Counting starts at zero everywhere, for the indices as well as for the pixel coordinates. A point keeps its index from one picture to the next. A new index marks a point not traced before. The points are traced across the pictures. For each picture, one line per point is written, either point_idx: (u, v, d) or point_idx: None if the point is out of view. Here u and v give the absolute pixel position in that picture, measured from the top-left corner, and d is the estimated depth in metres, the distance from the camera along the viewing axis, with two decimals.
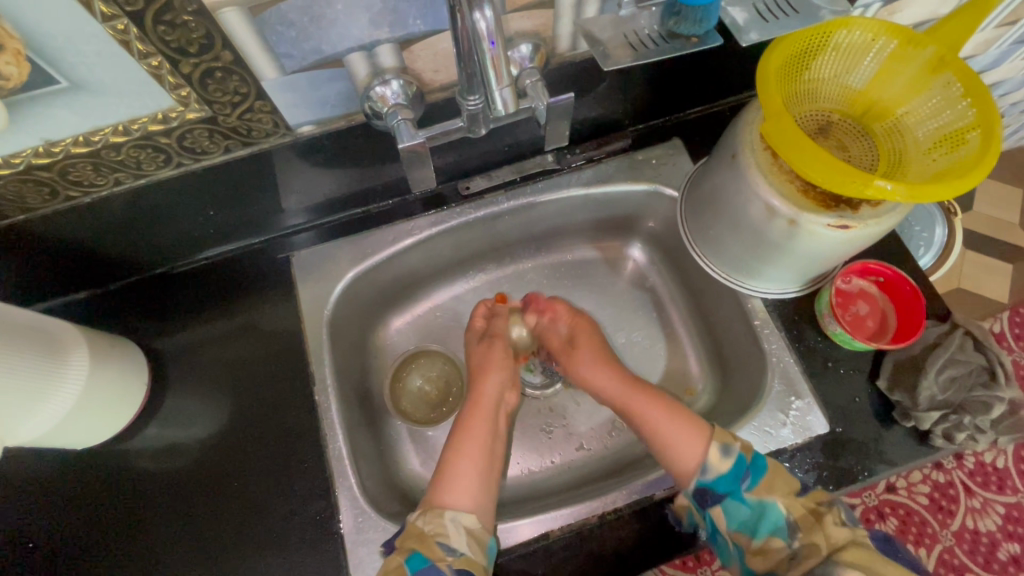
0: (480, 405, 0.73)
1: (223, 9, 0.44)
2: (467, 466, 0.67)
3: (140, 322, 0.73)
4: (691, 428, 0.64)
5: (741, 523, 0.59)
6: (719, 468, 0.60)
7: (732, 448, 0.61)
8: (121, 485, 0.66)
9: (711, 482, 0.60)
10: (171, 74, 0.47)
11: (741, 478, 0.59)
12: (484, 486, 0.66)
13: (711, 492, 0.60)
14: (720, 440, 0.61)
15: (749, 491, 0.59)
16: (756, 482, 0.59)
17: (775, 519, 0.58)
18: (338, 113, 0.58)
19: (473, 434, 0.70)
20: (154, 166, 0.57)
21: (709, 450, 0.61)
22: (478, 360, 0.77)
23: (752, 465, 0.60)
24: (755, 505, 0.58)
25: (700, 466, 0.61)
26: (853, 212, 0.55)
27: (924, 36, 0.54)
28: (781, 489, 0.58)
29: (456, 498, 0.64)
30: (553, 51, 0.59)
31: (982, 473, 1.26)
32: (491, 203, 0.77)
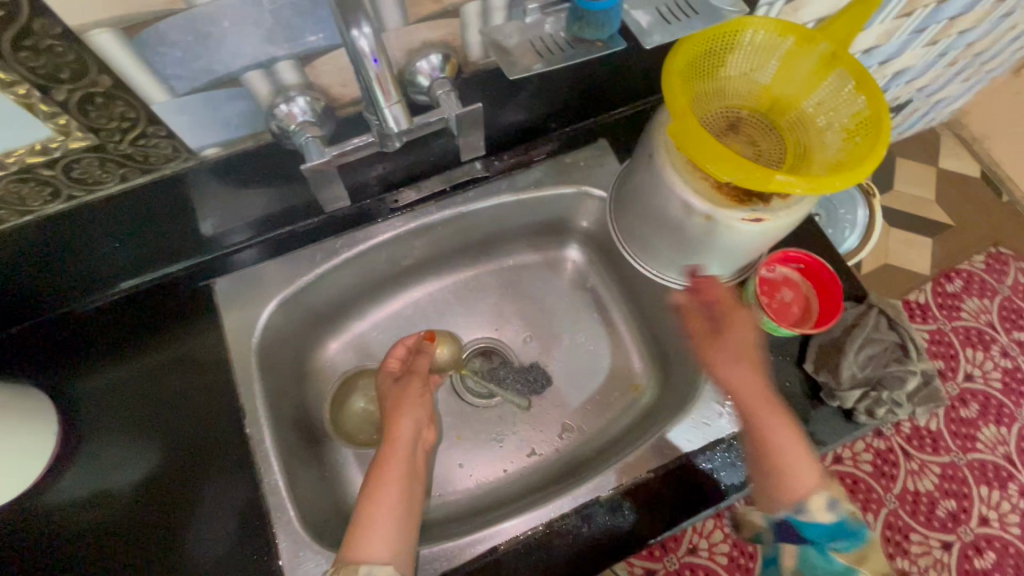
0: (394, 446, 0.66)
1: (94, 32, 0.41)
2: (384, 512, 0.60)
3: (47, 367, 0.67)
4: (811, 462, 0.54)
5: (811, 571, 0.52)
6: (819, 516, 0.51)
7: (840, 507, 0.52)
8: (32, 549, 0.61)
9: (801, 523, 0.52)
10: (43, 103, 0.44)
11: (834, 537, 0.51)
12: (404, 530, 0.59)
13: (796, 531, 0.52)
14: (830, 492, 0.52)
15: (838, 553, 0.51)
16: (850, 548, 0.51)
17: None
18: (243, 134, 0.56)
19: (390, 479, 0.63)
20: (41, 201, 0.53)
21: (816, 495, 0.52)
22: (392, 400, 0.72)
23: (852, 531, 0.51)
24: (840, 569, 0.51)
25: (802, 500, 0.52)
26: (765, 205, 0.57)
27: (816, 34, 0.56)
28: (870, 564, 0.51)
29: (373, 549, 0.56)
30: (466, 59, 0.57)
31: (918, 437, 1.33)
32: (422, 215, 0.76)
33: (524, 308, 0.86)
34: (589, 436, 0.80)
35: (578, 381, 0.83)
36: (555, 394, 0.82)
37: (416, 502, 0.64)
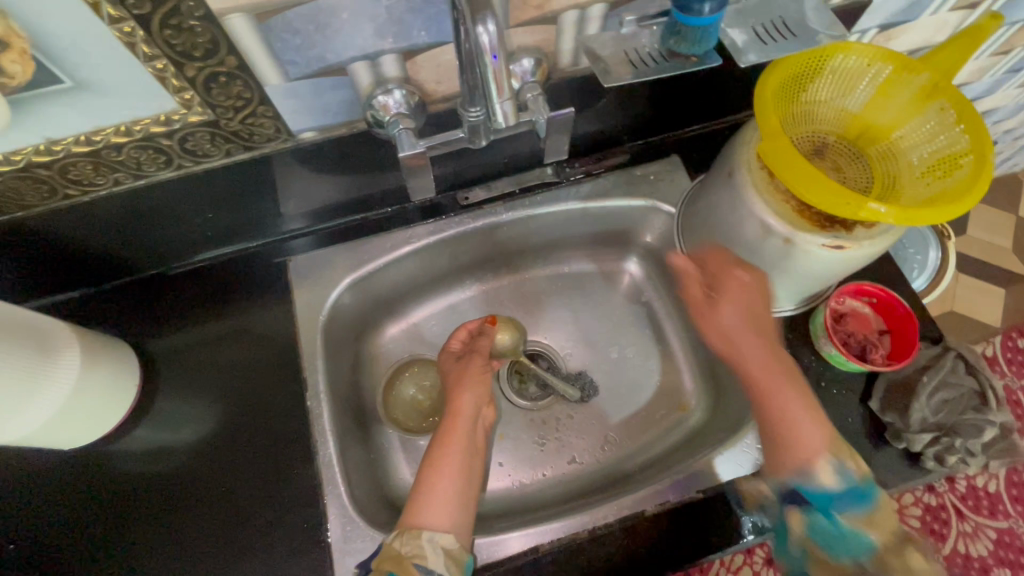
0: (456, 420, 0.70)
1: (230, 15, 0.44)
2: (445, 480, 0.64)
3: (131, 324, 0.72)
4: (812, 428, 0.55)
5: (822, 534, 0.52)
6: (824, 482, 0.53)
7: (846, 469, 0.53)
8: (108, 489, 0.65)
9: (808, 490, 0.53)
10: (174, 77, 0.48)
11: (840, 496, 0.52)
12: (462, 502, 0.63)
13: (802, 498, 0.54)
14: (838, 458, 0.54)
15: (845, 514, 0.51)
16: (859, 511, 0.51)
17: (862, 547, 0.50)
18: (339, 121, 0.59)
19: (450, 452, 0.67)
20: (154, 168, 0.57)
21: (822, 464, 0.53)
22: (454, 377, 0.75)
23: (856, 490, 0.52)
24: (846, 530, 0.51)
25: (807, 466, 0.54)
26: (847, 232, 0.56)
27: (917, 63, 0.56)
28: (882, 527, 0.51)
29: (433, 517, 0.60)
30: (555, 65, 0.60)
31: (973, 497, 1.25)
32: (490, 213, 0.78)
33: (577, 316, 0.86)
34: (632, 450, 0.79)
35: (625, 394, 0.82)
36: (601, 405, 0.82)
37: (474, 476, 0.67)
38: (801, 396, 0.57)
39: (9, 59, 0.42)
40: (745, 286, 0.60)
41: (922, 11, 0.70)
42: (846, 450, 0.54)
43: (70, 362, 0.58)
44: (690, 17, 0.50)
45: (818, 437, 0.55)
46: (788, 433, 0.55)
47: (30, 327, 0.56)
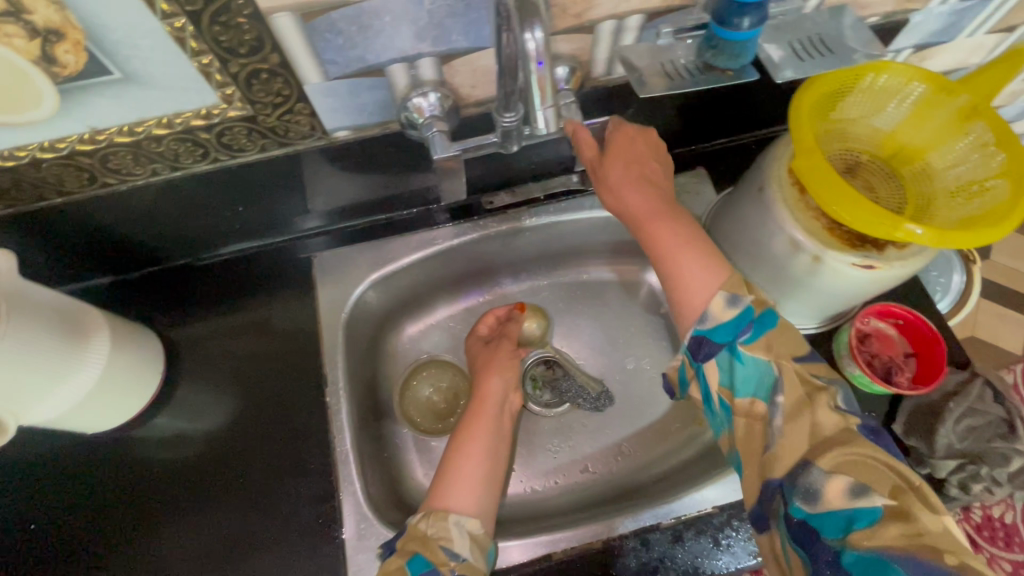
0: (483, 404, 0.72)
1: (277, 14, 0.45)
2: (472, 463, 0.66)
3: (157, 312, 0.73)
4: (701, 269, 0.55)
5: (731, 377, 0.52)
6: (719, 317, 0.52)
7: (741, 299, 0.51)
8: (127, 474, 0.66)
9: (708, 331, 0.52)
10: (218, 73, 0.49)
11: (740, 330, 0.51)
12: (487, 486, 0.65)
13: (708, 343, 0.53)
14: (728, 289, 0.52)
15: (744, 345, 0.50)
16: (756, 337, 0.50)
17: (765, 381, 0.50)
18: (374, 121, 0.59)
19: (477, 436, 0.69)
20: (191, 160, 0.58)
21: (714, 298, 0.52)
22: (482, 363, 0.77)
23: (757, 320, 0.51)
24: (748, 363, 0.50)
25: (699, 312, 0.53)
26: (879, 252, 0.55)
27: (957, 85, 0.55)
28: (780, 351, 0.50)
29: (460, 501, 0.63)
30: (589, 74, 0.60)
31: (989, 528, 1.22)
32: (514, 218, 0.78)
33: (595, 324, 0.86)
34: (645, 462, 0.79)
35: (639, 405, 0.82)
36: (616, 414, 0.81)
37: (501, 462, 0.69)
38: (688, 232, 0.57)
39: (63, 50, 0.43)
40: (635, 160, 0.62)
41: (959, 33, 0.69)
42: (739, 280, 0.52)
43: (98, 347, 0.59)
44: (729, 31, 0.50)
45: (709, 276, 0.54)
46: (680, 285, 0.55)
47: (62, 309, 0.57)
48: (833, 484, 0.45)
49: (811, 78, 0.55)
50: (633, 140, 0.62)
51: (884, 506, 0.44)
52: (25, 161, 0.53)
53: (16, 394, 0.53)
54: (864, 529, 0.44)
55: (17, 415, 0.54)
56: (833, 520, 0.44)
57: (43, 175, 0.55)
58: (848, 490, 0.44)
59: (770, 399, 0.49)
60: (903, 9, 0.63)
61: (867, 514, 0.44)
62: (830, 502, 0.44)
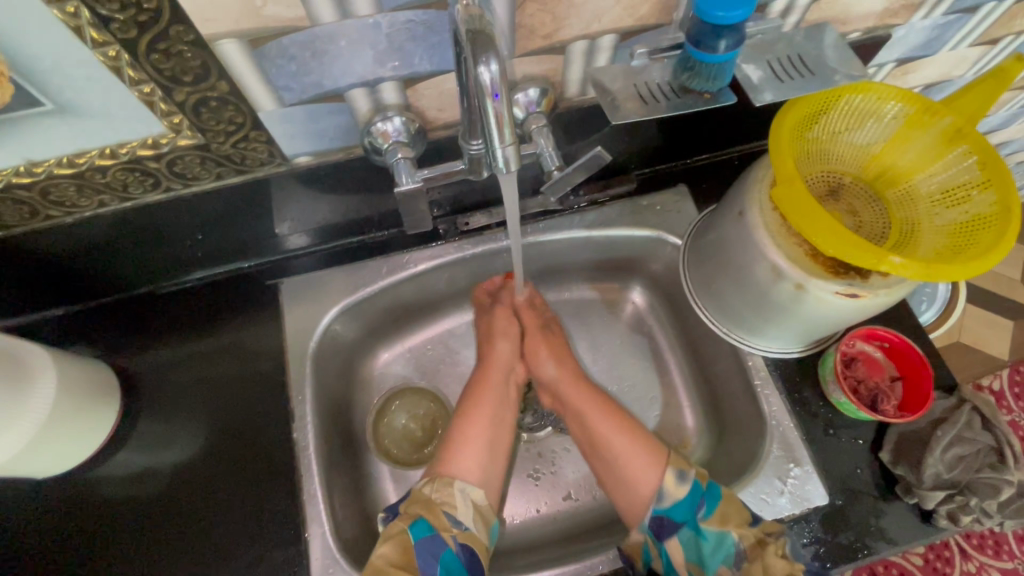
0: (490, 371, 0.72)
1: (221, 40, 0.42)
2: (477, 429, 0.66)
3: (114, 343, 0.69)
4: (646, 451, 0.64)
5: (697, 553, 0.57)
6: (674, 494, 0.60)
7: (688, 475, 0.60)
8: (83, 518, 0.63)
9: (666, 510, 0.60)
10: (163, 102, 0.45)
11: (696, 506, 0.58)
12: (491, 454, 0.66)
13: (668, 521, 0.59)
14: (675, 467, 0.61)
15: (704, 520, 0.57)
16: (711, 510, 0.57)
17: (726, 550, 0.56)
18: (336, 145, 0.56)
19: (484, 403, 0.69)
20: (142, 190, 0.55)
21: (664, 477, 0.61)
22: (485, 329, 0.76)
23: (706, 493, 0.59)
24: (710, 537, 0.57)
25: (655, 491, 0.61)
26: (862, 280, 0.53)
27: (941, 107, 0.54)
28: (734, 517, 0.56)
29: (466, 468, 0.63)
30: (562, 94, 0.58)
31: (978, 536, 1.21)
32: (490, 239, 0.75)
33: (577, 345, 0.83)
34: None
35: None
36: None
37: (506, 426, 0.69)
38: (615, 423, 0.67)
39: None
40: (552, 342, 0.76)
41: (940, 46, 0.67)
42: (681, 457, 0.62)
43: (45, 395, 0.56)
44: (705, 53, 0.48)
45: (652, 455, 0.63)
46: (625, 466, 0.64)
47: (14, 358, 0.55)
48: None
49: (789, 102, 0.54)
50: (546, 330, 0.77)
51: None
52: None
53: None
54: None
55: None
56: None
57: None
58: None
59: (739, 565, 0.55)
60: (884, 24, 0.61)
61: None
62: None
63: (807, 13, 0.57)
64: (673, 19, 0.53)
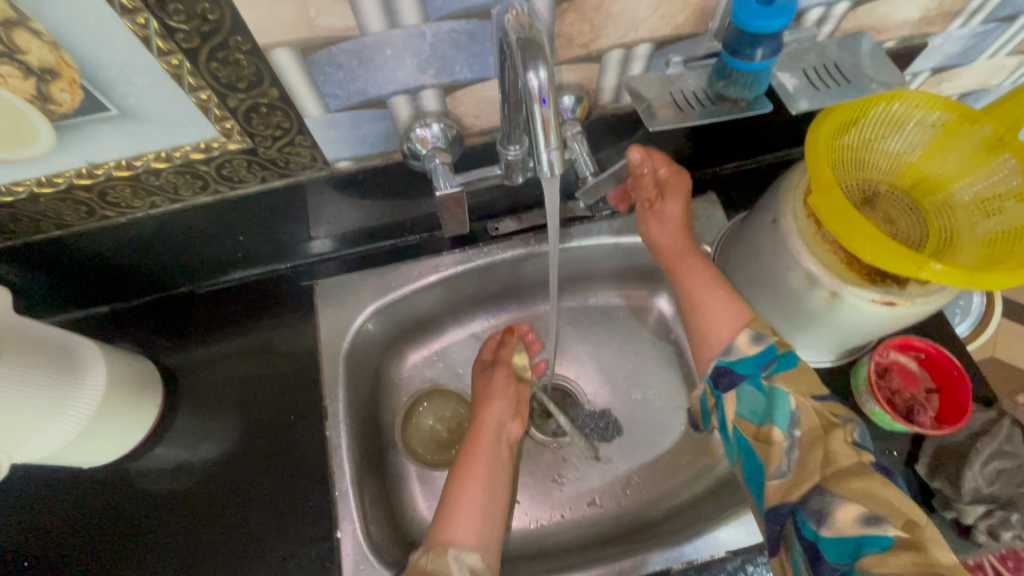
0: (481, 432, 0.71)
1: (276, 50, 0.44)
2: (470, 493, 0.65)
3: (157, 340, 0.72)
4: (729, 311, 0.60)
5: (749, 408, 0.54)
6: (744, 351, 0.56)
7: (766, 339, 0.56)
8: (126, 507, 0.65)
9: (733, 362, 0.57)
10: (217, 107, 0.48)
11: (765, 364, 0.55)
12: (487, 518, 0.64)
13: (731, 374, 0.57)
14: (754, 328, 0.57)
15: (767, 377, 0.54)
16: (779, 371, 0.54)
17: (784, 410, 0.52)
18: (376, 151, 0.58)
19: (477, 463, 0.68)
20: (191, 192, 0.57)
21: (739, 334, 0.58)
22: (481, 388, 0.75)
23: (781, 357, 0.55)
24: (768, 393, 0.53)
25: (724, 344, 0.58)
26: (900, 288, 0.53)
27: (982, 114, 0.53)
28: (800, 386, 0.52)
29: (461, 534, 0.61)
30: (596, 102, 0.59)
31: (1013, 559, 1.17)
32: (519, 243, 0.76)
33: (603, 351, 0.83)
34: (655, 497, 0.76)
35: (647, 440, 0.78)
36: (624, 446, 0.78)
37: (500, 491, 0.67)
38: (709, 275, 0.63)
39: (59, 88, 0.42)
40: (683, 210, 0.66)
41: (977, 56, 0.67)
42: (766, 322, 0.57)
43: (59, 441, 0.56)
44: (741, 61, 0.48)
45: (736, 315, 0.59)
46: (703, 308, 0.61)
47: (65, 388, 0.55)
48: (845, 510, 0.47)
49: (812, 133, 0.53)
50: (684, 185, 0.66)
51: (894, 537, 0.46)
52: (22, 196, 0.52)
53: (27, 423, 0.52)
54: (873, 556, 0.46)
55: (25, 446, 0.54)
56: (843, 549, 0.47)
57: (40, 208, 0.54)
58: (857, 517, 0.47)
59: (792, 433, 0.52)
60: (920, 33, 0.61)
61: (876, 543, 0.46)
62: (840, 528, 0.47)
63: (842, 23, 0.57)
64: (709, 28, 0.54)
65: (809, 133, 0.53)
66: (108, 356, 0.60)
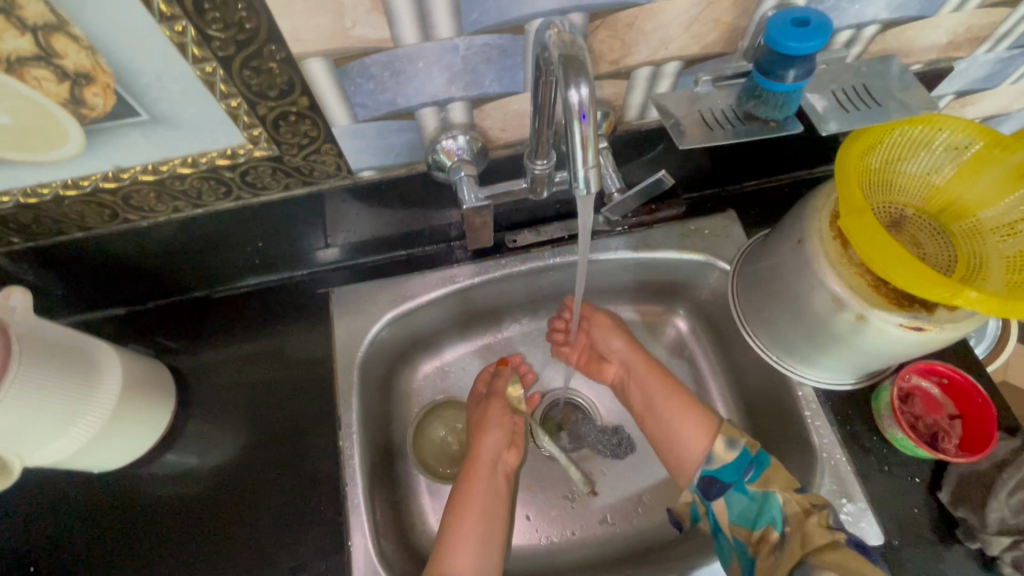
0: (477, 461, 0.70)
1: (309, 59, 0.44)
2: (469, 524, 0.65)
3: (170, 344, 0.72)
4: (702, 419, 0.67)
5: (740, 513, 0.60)
6: (723, 458, 0.63)
7: (737, 441, 0.63)
8: (135, 513, 0.64)
9: (716, 472, 0.63)
10: (247, 115, 0.47)
11: (744, 470, 0.61)
12: (485, 549, 0.64)
13: (717, 483, 0.63)
14: (726, 433, 0.64)
15: (750, 482, 0.61)
16: (758, 474, 0.60)
17: (772, 509, 0.59)
18: (400, 161, 0.58)
19: (475, 493, 0.68)
20: (214, 198, 0.57)
21: (715, 442, 0.64)
22: (476, 419, 0.75)
23: (755, 459, 0.61)
24: (756, 496, 0.60)
25: (706, 456, 0.64)
26: (928, 313, 0.52)
27: (1014, 141, 0.53)
28: (778, 482, 0.59)
29: (459, 566, 0.61)
30: (622, 118, 0.59)
31: None
32: (537, 257, 0.75)
33: None
34: (667, 517, 0.74)
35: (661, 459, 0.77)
36: (637, 463, 0.77)
37: (499, 523, 0.67)
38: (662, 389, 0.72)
39: (92, 93, 0.43)
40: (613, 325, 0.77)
41: (1002, 80, 0.67)
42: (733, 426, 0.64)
43: (63, 449, 0.55)
44: (773, 82, 0.49)
45: (707, 422, 0.67)
46: (675, 422, 0.68)
47: (82, 395, 0.55)
48: None
49: (841, 156, 0.53)
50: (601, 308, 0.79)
51: None
52: (47, 198, 0.52)
53: (39, 428, 0.52)
54: None
55: (37, 449, 0.53)
56: None
57: (64, 210, 0.54)
58: None
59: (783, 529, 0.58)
60: (947, 57, 0.61)
61: None
62: None
63: (871, 45, 0.57)
64: (738, 48, 0.54)
65: (839, 157, 0.53)
66: (123, 359, 0.60)
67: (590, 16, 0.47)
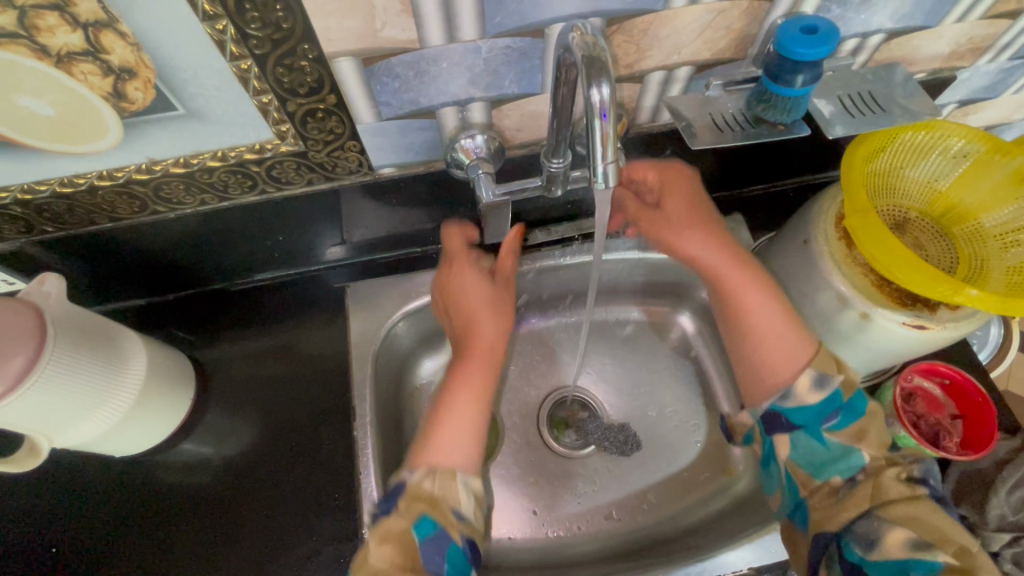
0: (477, 343, 0.65)
1: (339, 59, 0.46)
2: (461, 410, 0.61)
3: (187, 334, 0.74)
4: (797, 345, 0.57)
5: (808, 457, 0.55)
6: (803, 397, 0.55)
7: (829, 381, 0.54)
8: (151, 499, 0.66)
9: (788, 409, 0.56)
10: (276, 111, 0.50)
11: (827, 415, 0.54)
12: (477, 433, 0.61)
13: (784, 420, 0.56)
14: (817, 368, 0.55)
15: (830, 430, 0.54)
16: (844, 424, 0.53)
17: (849, 462, 0.53)
18: (419, 159, 0.60)
19: (472, 375, 0.63)
20: (240, 191, 0.59)
21: (800, 377, 0.56)
22: (466, 296, 0.68)
23: (845, 406, 0.54)
24: (832, 446, 0.54)
25: (785, 388, 0.56)
26: (930, 313, 0.54)
27: (1014, 146, 0.55)
28: (868, 437, 0.53)
29: (446, 456, 0.58)
30: (634, 120, 0.61)
31: None
32: (547, 255, 0.77)
33: (622, 366, 0.84)
34: (672, 514, 0.76)
35: (666, 456, 0.78)
36: (643, 460, 0.78)
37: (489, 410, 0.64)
38: (760, 301, 0.60)
39: (134, 87, 0.45)
40: (691, 211, 0.65)
41: (1004, 90, 0.68)
42: (829, 360, 0.55)
43: (87, 433, 0.57)
44: (781, 87, 0.50)
45: (799, 346, 0.57)
46: (761, 338, 0.59)
47: (107, 379, 0.56)
48: (894, 533, 0.49)
49: (846, 162, 0.55)
50: (683, 179, 0.66)
51: (944, 562, 0.47)
52: (82, 187, 0.54)
53: (63, 410, 0.53)
54: None
55: (61, 431, 0.55)
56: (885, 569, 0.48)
57: (95, 200, 0.56)
58: (907, 541, 0.48)
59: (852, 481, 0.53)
60: (950, 66, 0.63)
61: (925, 566, 0.47)
62: (887, 552, 0.48)
63: (876, 53, 0.59)
64: (748, 55, 0.56)
65: (845, 161, 0.55)
66: (148, 346, 0.62)
67: (606, 21, 0.49)
